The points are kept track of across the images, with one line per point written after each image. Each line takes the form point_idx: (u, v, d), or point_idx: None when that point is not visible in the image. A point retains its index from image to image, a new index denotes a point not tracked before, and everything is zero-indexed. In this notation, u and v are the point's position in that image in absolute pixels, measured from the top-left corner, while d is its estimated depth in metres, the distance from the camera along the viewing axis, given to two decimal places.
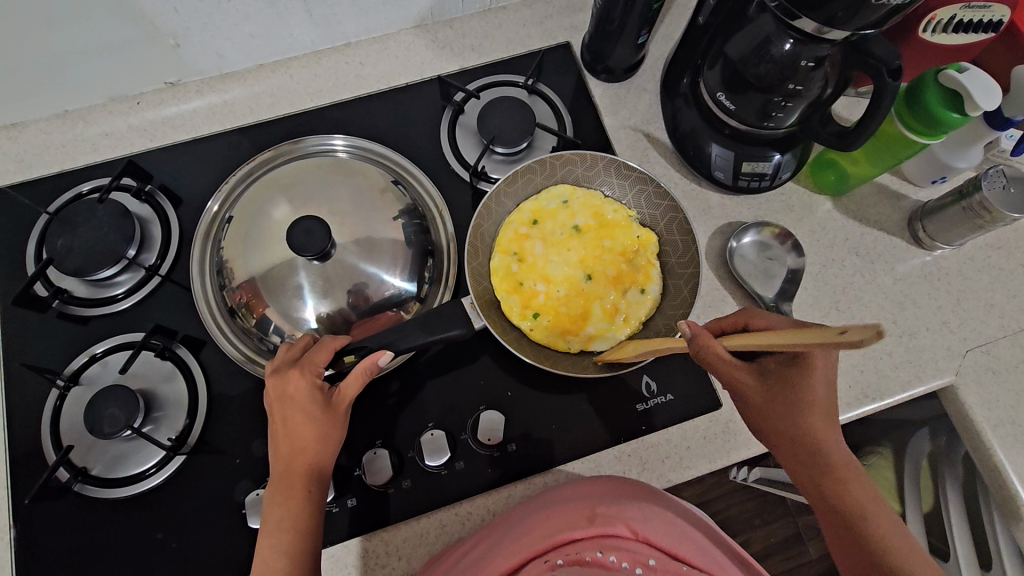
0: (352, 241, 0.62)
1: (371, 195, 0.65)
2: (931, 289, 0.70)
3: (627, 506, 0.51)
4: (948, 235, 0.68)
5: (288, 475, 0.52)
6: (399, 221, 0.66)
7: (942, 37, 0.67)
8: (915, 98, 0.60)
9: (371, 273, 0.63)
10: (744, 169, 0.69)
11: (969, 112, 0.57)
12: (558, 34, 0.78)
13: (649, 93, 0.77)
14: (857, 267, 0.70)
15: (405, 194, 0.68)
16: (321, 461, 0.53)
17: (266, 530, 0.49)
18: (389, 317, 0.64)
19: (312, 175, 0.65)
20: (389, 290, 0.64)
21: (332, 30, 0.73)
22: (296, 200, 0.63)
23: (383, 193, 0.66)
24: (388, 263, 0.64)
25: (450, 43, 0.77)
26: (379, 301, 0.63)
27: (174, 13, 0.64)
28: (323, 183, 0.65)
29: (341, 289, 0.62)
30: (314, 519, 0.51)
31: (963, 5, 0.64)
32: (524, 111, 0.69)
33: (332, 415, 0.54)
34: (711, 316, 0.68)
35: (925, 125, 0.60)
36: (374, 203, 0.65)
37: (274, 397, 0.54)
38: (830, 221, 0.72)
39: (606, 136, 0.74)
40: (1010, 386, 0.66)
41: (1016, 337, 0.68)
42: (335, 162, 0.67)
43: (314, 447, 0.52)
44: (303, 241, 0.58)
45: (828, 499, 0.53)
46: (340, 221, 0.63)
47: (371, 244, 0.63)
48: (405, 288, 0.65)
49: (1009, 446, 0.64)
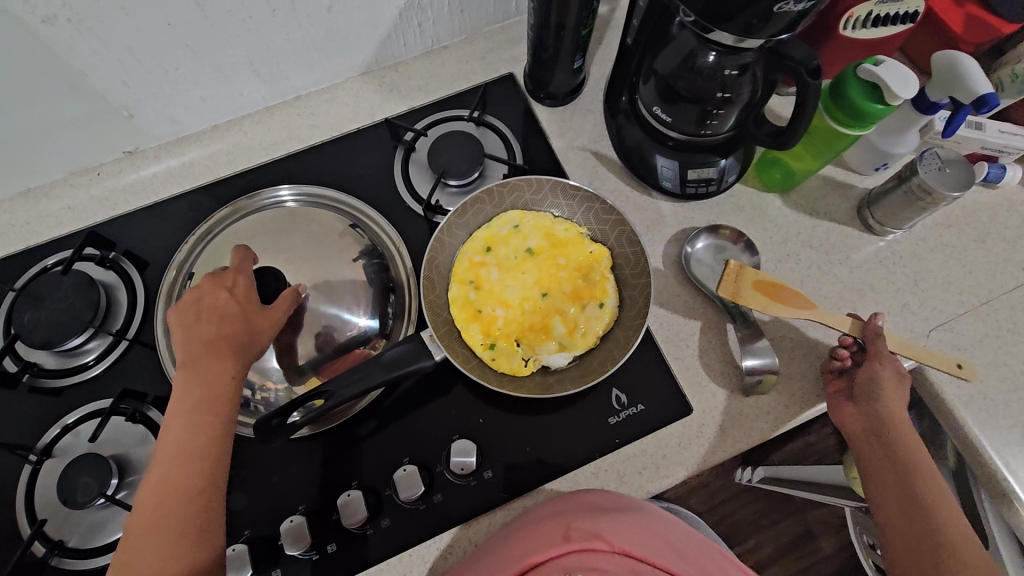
0: (311, 286, 0.65)
1: (328, 241, 0.68)
2: (887, 273, 0.71)
3: (601, 520, 0.51)
4: (896, 220, 0.70)
5: (190, 360, 0.54)
6: (358, 263, 0.68)
7: (864, 33, 0.70)
8: (840, 94, 0.60)
9: (337, 315, 0.65)
10: (689, 177, 0.72)
11: (890, 101, 0.57)
12: (500, 67, 0.81)
13: (593, 113, 0.79)
14: (811, 259, 0.71)
15: (362, 236, 0.70)
16: (224, 372, 0.54)
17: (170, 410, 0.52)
18: (358, 355, 0.65)
19: (265, 229, 0.68)
20: (354, 330, 0.65)
21: (280, 85, 0.76)
22: (254, 252, 0.66)
23: (339, 237, 0.69)
24: (350, 304, 0.65)
25: (397, 86, 0.80)
26: (345, 341, 0.65)
27: (124, 86, 0.67)
28: (283, 235, 0.68)
29: (310, 333, 0.64)
30: (222, 384, 0.53)
31: (877, 1, 0.67)
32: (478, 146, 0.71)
33: (253, 313, 0.58)
34: (674, 322, 0.68)
35: (852, 118, 0.60)
36: (331, 248, 0.68)
37: (179, 311, 0.57)
38: (781, 218, 0.74)
39: (556, 158, 0.77)
40: (976, 360, 0.67)
41: (976, 313, 0.69)
42: (295, 211, 0.70)
43: (222, 361, 0.54)
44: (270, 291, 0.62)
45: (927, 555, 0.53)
46: (297, 268, 0.66)
47: (330, 286, 0.66)
48: (370, 325, 0.66)
49: (982, 420, 0.64)
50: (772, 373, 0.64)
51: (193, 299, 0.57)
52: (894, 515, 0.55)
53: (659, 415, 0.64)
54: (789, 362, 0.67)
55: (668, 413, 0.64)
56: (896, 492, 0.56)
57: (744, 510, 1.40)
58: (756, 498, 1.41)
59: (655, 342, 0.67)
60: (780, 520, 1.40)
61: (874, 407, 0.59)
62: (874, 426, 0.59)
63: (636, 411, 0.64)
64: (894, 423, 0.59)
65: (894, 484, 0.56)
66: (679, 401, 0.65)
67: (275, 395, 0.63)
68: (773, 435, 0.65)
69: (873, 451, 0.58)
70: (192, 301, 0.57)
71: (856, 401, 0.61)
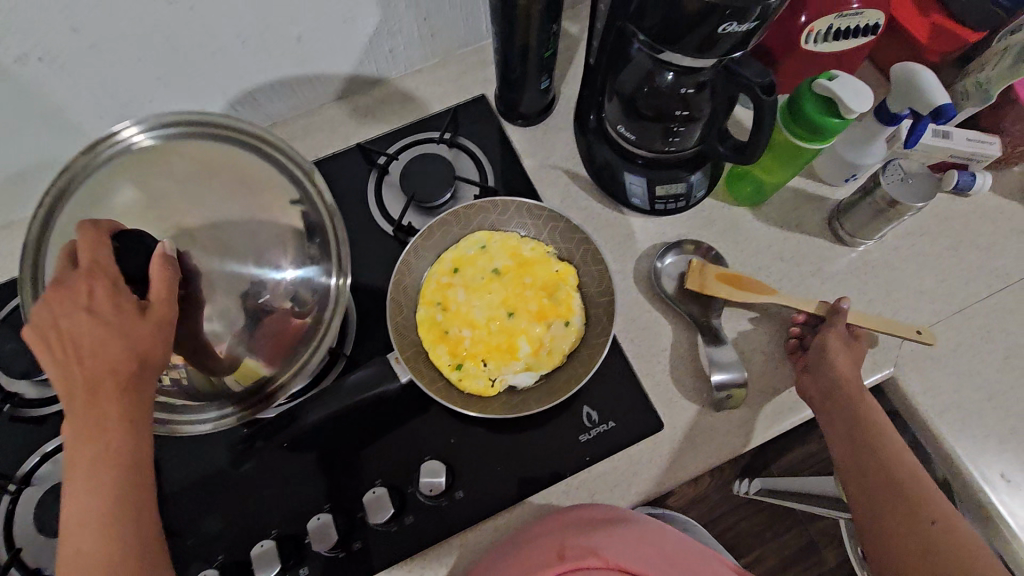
0: (225, 231, 0.51)
1: (238, 179, 0.54)
2: (860, 283, 0.71)
3: (597, 534, 0.53)
4: (866, 231, 0.69)
5: (68, 382, 0.44)
6: (295, 208, 0.56)
7: (826, 46, 0.71)
8: (794, 111, 0.61)
9: (254, 273, 0.52)
10: (658, 193, 0.72)
11: (847, 115, 0.58)
12: (473, 88, 0.82)
13: (564, 131, 0.80)
14: (783, 271, 0.71)
15: (294, 183, 0.57)
16: (113, 405, 0.44)
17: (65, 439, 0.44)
18: (300, 322, 0.55)
19: (162, 161, 0.53)
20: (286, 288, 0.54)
21: (256, 112, 0.78)
22: (145, 187, 0.51)
23: (265, 181, 0.55)
24: (281, 258, 0.53)
25: (372, 110, 0.81)
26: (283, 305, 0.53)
27: (100, 119, 0.68)
28: (177, 178, 0.52)
29: (236, 294, 0.51)
30: (120, 423, 0.44)
31: (836, 14, 0.67)
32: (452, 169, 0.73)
33: (127, 321, 0.45)
34: (645, 337, 0.68)
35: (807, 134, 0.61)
36: (253, 191, 0.54)
37: (37, 336, 0.45)
38: (752, 231, 0.74)
39: (528, 177, 0.77)
40: (951, 370, 0.66)
41: (950, 322, 0.68)
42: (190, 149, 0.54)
43: (105, 392, 0.44)
44: (140, 271, 0.47)
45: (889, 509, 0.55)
46: (225, 209, 0.52)
47: (253, 236, 0.52)
48: (306, 276, 0.55)
49: (956, 431, 0.64)
50: (740, 388, 0.64)
51: (47, 321, 0.45)
52: (856, 473, 0.58)
53: (631, 433, 0.64)
54: (760, 375, 0.67)
55: (640, 430, 0.64)
56: (856, 451, 0.59)
57: (744, 523, 1.38)
58: (755, 510, 1.39)
59: (627, 358, 0.67)
60: (780, 532, 1.38)
61: (827, 375, 0.62)
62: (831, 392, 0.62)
63: (606, 428, 0.64)
64: (848, 388, 0.61)
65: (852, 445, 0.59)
66: (651, 417, 0.65)
67: (198, 379, 0.53)
68: (745, 449, 0.65)
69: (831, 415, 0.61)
70: (49, 312, 0.45)
71: (809, 369, 0.64)
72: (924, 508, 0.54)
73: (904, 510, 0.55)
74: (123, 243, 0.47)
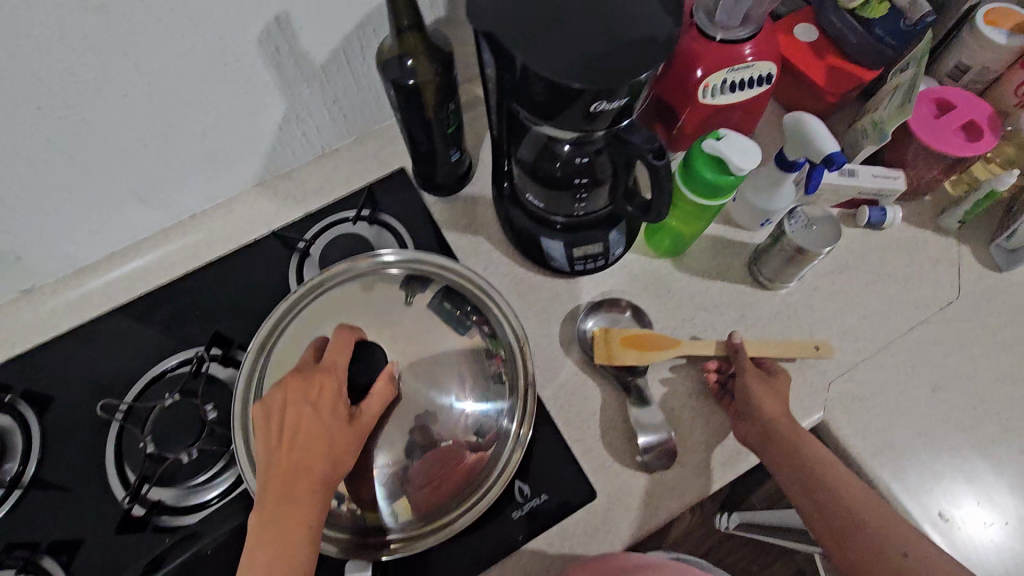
0: (422, 369, 0.62)
1: (368, 300, 0.65)
2: (784, 327, 0.70)
3: None
4: (782, 276, 0.70)
5: (278, 465, 0.51)
6: (469, 337, 0.65)
7: (724, 99, 0.72)
8: (688, 167, 0.62)
9: (439, 398, 0.61)
10: (576, 254, 0.71)
11: (739, 173, 0.58)
12: (391, 162, 0.82)
13: (484, 198, 0.80)
14: (707, 321, 0.71)
15: (464, 309, 0.66)
16: (309, 497, 0.50)
17: (263, 522, 0.48)
18: (475, 457, 0.61)
19: (346, 305, 0.65)
20: (467, 417, 0.61)
21: (173, 208, 0.78)
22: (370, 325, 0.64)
23: (443, 305, 0.66)
24: (455, 385, 0.62)
25: (291, 193, 0.81)
26: (449, 434, 0.60)
27: (6, 233, 0.68)
28: (303, 327, 0.65)
29: (404, 430, 0.59)
30: (312, 511, 0.49)
31: (727, 69, 0.69)
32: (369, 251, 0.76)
33: (339, 422, 0.54)
34: (574, 403, 0.67)
35: (701, 191, 0.61)
36: (436, 320, 0.65)
37: (260, 416, 0.55)
38: (674, 282, 0.74)
39: (450, 247, 0.78)
40: (878, 410, 0.66)
41: (875, 359, 0.68)
42: (356, 285, 0.66)
43: (308, 476, 0.51)
44: (366, 379, 0.58)
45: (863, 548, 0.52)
46: (394, 346, 0.63)
47: (434, 366, 0.62)
48: (489, 412, 0.62)
49: (889, 472, 0.63)
50: (668, 446, 0.63)
51: (279, 402, 0.55)
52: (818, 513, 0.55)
53: (564, 505, 0.63)
54: (691, 432, 0.66)
55: (573, 501, 0.63)
56: (813, 488, 0.56)
57: (731, 559, 1.35)
58: (740, 544, 1.36)
59: (556, 426, 0.66)
60: (769, 565, 1.35)
61: (755, 416, 0.61)
62: (768, 433, 0.59)
63: (539, 502, 0.63)
64: (782, 426, 0.59)
65: (804, 483, 0.56)
66: (583, 486, 0.63)
67: (360, 514, 0.59)
68: (683, 510, 0.63)
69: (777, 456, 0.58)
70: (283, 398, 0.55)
71: (741, 415, 0.62)
72: (893, 542, 0.52)
73: (877, 545, 0.52)
74: (362, 351, 0.60)
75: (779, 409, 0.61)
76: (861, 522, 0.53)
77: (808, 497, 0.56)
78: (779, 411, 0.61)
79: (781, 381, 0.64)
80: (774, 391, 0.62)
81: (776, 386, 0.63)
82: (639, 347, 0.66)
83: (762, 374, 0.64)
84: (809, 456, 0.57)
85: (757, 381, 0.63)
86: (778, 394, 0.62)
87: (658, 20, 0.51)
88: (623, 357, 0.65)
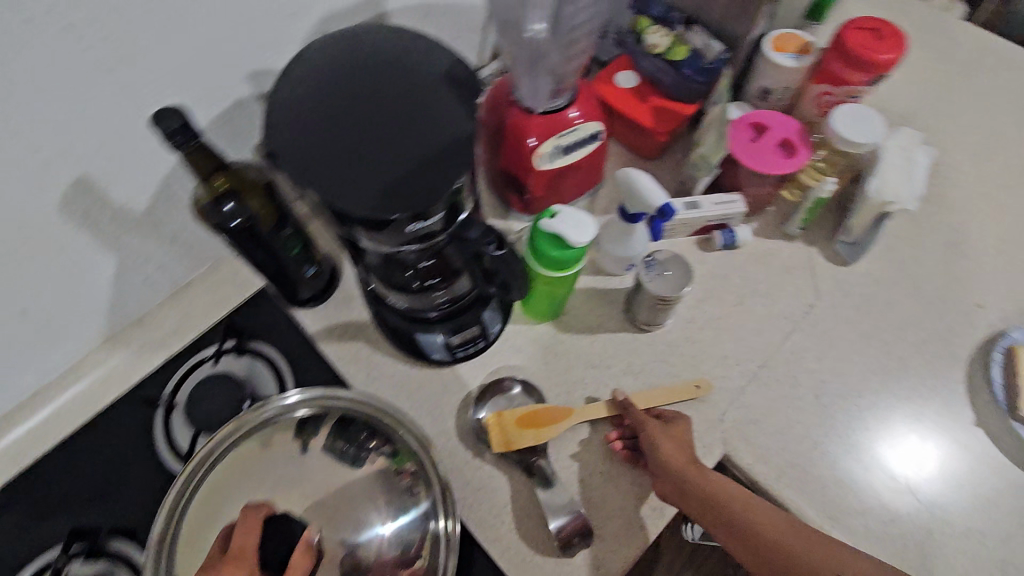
0: (327, 512, 0.60)
1: (268, 459, 0.62)
2: (671, 367, 0.71)
3: None
4: (656, 318, 0.71)
5: None
6: (372, 460, 0.62)
7: (561, 161, 0.74)
8: (533, 247, 0.62)
9: (353, 535, 0.59)
10: (454, 341, 0.71)
11: (579, 245, 0.60)
12: (251, 283, 0.78)
13: (356, 300, 0.77)
14: (597, 379, 0.71)
15: (359, 432, 0.63)
16: None
17: None
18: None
19: (240, 469, 0.61)
20: (384, 542, 0.59)
21: (8, 391, 0.70)
22: (268, 484, 0.61)
23: (336, 437, 0.63)
24: (369, 514, 0.60)
25: (147, 341, 0.75)
26: (373, 565, 0.58)
27: None
28: (206, 507, 0.59)
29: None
30: None
31: (556, 136, 0.71)
32: (240, 392, 0.70)
33: None
34: (483, 499, 0.64)
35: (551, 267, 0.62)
36: (336, 455, 0.62)
37: None
38: (559, 346, 0.74)
39: (328, 362, 0.74)
40: (773, 429, 0.68)
41: (760, 379, 0.70)
42: (248, 443, 0.61)
43: None
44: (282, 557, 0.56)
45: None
46: (299, 497, 0.61)
47: (342, 504, 0.61)
48: (408, 523, 0.60)
49: (798, 489, 0.64)
50: (583, 524, 0.61)
51: None
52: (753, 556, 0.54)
53: None
54: (605, 498, 0.64)
55: None
56: (740, 530, 0.55)
57: None
58: None
59: (469, 531, 0.63)
60: None
61: (669, 470, 0.59)
62: (685, 485, 0.58)
63: None
64: (694, 473, 0.58)
65: (732, 527, 0.55)
66: None
67: None
68: None
69: (698, 507, 0.57)
70: None
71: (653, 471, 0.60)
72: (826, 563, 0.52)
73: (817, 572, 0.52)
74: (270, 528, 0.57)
75: (687, 457, 0.60)
76: (793, 552, 0.53)
77: (740, 540, 0.55)
78: (687, 459, 0.60)
79: (680, 425, 0.64)
80: (676, 438, 0.62)
81: (676, 432, 0.63)
82: (533, 426, 0.65)
83: (659, 424, 0.63)
84: (728, 497, 0.57)
85: (659, 434, 0.62)
86: (681, 441, 0.62)
87: (460, 120, 0.51)
88: (519, 440, 0.64)
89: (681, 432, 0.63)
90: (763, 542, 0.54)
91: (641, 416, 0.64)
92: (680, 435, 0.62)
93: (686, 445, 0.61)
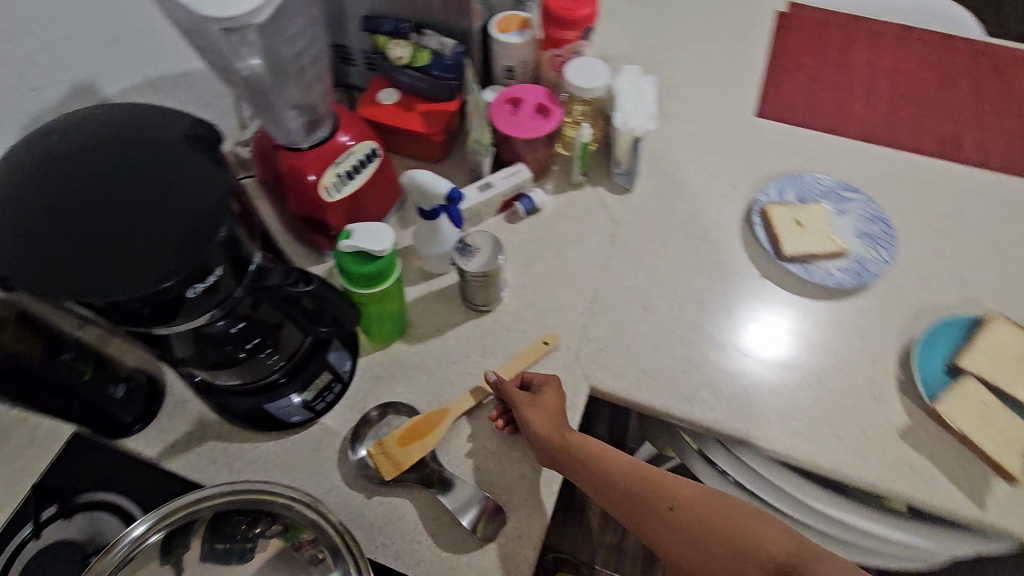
0: None
1: None
2: (520, 333, 0.75)
3: None
4: (489, 296, 0.75)
5: None
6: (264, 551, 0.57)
7: (349, 187, 0.74)
8: (343, 272, 0.62)
9: None
10: (310, 397, 0.68)
11: (385, 252, 0.61)
12: (59, 432, 0.68)
13: (190, 400, 0.71)
14: (460, 372, 0.73)
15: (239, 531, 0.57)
16: None
17: None
18: None
19: None
20: None
21: None
22: None
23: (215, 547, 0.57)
24: None
25: None
26: None
27: None
28: None
29: None
30: None
31: (332, 166, 0.72)
32: (80, 550, 0.64)
33: None
34: (393, 532, 0.63)
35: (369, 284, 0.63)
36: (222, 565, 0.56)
37: None
38: (414, 357, 0.74)
39: (182, 475, 0.67)
40: (621, 347, 0.74)
41: (595, 311, 0.77)
42: None
43: None
44: None
45: (645, 517, 0.57)
46: None
47: None
48: None
49: (658, 389, 0.71)
50: (491, 508, 0.62)
51: None
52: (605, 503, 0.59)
53: None
54: (504, 474, 0.66)
55: None
56: (594, 484, 0.60)
57: None
58: None
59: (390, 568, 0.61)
60: None
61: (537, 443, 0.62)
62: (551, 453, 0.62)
63: None
64: (557, 440, 0.62)
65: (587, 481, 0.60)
66: None
67: None
68: (540, 548, 0.62)
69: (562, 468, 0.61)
70: None
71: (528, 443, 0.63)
72: (659, 499, 0.58)
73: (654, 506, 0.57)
74: None
75: (554, 424, 0.63)
76: (637, 491, 0.58)
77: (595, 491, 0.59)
78: (553, 426, 0.63)
79: (549, 393, 0.66)
80: (545, 409, 0.64)
81: (545, 400, 0.65)
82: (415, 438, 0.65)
83: (528, 396, 0.66)
84: (584, 456, 0.60)
85: (528, 411, 0.64)
86: (551, 411, 0.64)
87: (206, 172, 0.49)
88: (405, 458, 0.63)
89: (550, 399, 0.65)
90: (612, 488, 0.59)
91: (514, 392, 0.66)
92: (549, 403, 0.65)
93: (554, 413, 0.64)
